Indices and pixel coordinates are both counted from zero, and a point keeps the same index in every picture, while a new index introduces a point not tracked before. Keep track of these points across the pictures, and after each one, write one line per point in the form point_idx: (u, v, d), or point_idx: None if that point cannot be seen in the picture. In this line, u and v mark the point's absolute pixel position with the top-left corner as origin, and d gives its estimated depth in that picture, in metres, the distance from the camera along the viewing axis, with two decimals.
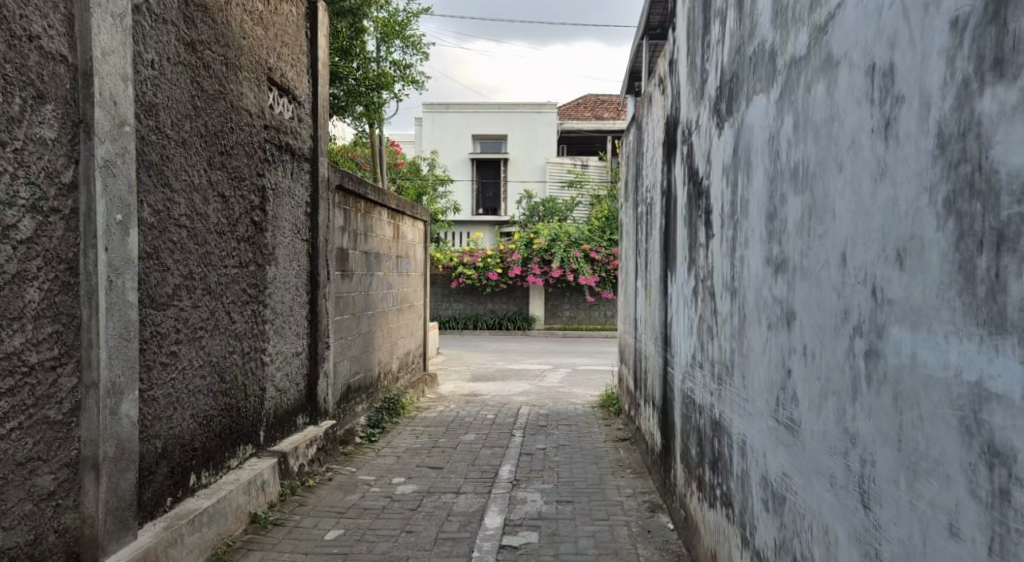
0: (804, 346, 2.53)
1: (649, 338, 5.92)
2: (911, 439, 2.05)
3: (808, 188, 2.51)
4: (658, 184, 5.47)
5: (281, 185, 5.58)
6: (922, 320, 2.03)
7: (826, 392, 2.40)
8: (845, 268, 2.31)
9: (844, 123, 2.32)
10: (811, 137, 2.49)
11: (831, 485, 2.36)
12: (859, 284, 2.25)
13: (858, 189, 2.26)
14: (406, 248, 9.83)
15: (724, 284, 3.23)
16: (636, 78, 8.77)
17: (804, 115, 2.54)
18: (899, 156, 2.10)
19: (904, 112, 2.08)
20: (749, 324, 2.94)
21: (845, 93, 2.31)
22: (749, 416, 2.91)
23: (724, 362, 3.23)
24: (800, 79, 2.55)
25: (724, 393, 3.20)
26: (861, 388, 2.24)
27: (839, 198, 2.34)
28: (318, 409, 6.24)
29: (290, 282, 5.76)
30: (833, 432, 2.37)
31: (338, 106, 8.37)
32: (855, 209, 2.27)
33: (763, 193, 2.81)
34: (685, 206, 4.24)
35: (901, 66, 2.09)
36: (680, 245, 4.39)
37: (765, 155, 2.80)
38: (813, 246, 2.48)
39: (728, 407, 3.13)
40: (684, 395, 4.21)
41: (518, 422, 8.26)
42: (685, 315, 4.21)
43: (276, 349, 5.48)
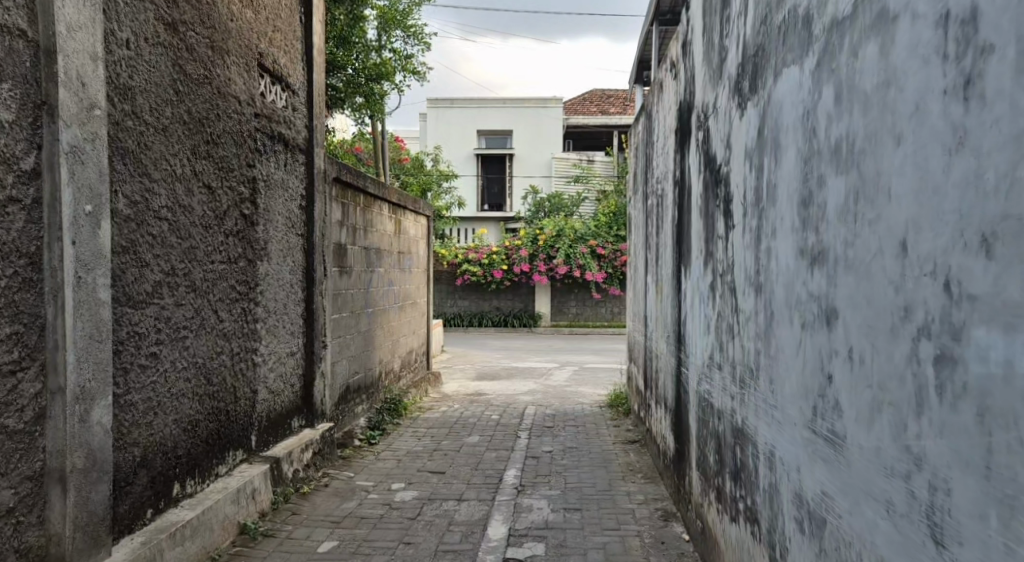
0: (848, 348, 2.26)
1: (660, 337, 5.67)
2: (1006, 468, 1.77)
3: (854, 168, 2.24)
4: (670, 174, 5.20)
5: (274, 177, 5.33)
6: (1018, 320, 1.75)
7: (879, 403, 2.14)
8: (906, 258, 2.04)
9: (904, 89, 2.04)
10: (858, 110, 2.22)
11: (888, 512, 2.10)
12: (926, 277, 1.98)
13: (923, 162, 1.98)
14: (408, 244, 9.58)
15: (746, 280, 2.96)
16: (645, 68, 8.50)
17: (848, 84, 2.27)
18: (982, 121, 1.82)
19: (991, 68, 1.80)
20: (778, 323, 2.67)
21: (905, 54, 2.04)
22: (779, 425, 2.64)
23: (748, 364, 2.96)
24: (844, 44, 2.28)
25: (748, 398, 2.94)
26: (929, 399, 1.97)
27: (896, 179, 2.07)
28: (315, 412, 5.98)
29: (283, 279, 5.51)
30: (889, 449, 2.10)
31: (337, 97, 8.13)
32: (920, 188, 2.00)
33: (797, 175, 2.54)
34: (700, 196, 3.98)
35: (987, 11, 1.82)
36: (695, 237, 4.13)
37: (797, 134, 2.53)
38: (860, 234, 2.21)
39: (753, 414, 2.87)
40: (700, 400, 3.94)
41: (524, 423, 7.99)
42: (701, 312, 3.94)
43: (269, 349, 5.23)
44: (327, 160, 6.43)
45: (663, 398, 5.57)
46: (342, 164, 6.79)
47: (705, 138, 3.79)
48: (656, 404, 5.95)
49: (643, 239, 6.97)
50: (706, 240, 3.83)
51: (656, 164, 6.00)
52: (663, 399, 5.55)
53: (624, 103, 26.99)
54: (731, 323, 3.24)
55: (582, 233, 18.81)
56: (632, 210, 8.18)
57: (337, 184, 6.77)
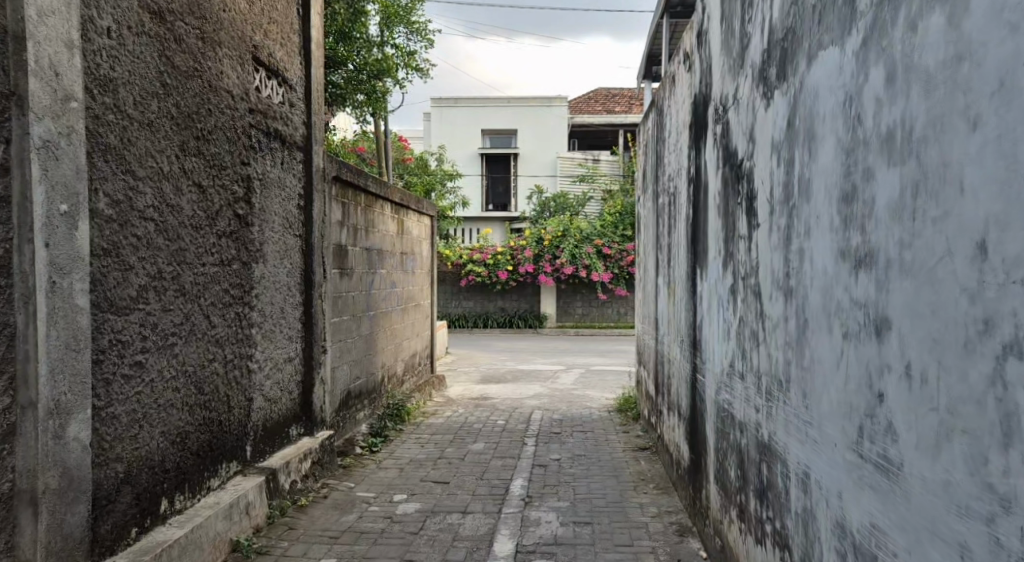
0: (905, 364, 2.05)
1: (674, 341, 5.45)
2: None
3: (913, 159, 2.02)
4: (684, 171, 4.98)
5: (270, 176, 5.12)
6: None
7: (947, 428, 1.92)
8: (984, 261, 1.82)
9: (979, 66, 1.82)
10: (918, 92, 2.00)
11: (963, 556, 1.87)
12: (1012, 284, 1.76)
13: (1008, 150, 1.76)
14: (411, 244, 9.36)
15: (776, 284, 2.74)
16: (654, 63, 8.28)
17: (903, 65, 2.05)
18: None
19: None
20: (815, 332, 2.45)
21: (981, 26, 1.82)
22: (817, 445, 2.43)
23: (775, 375, 2.75)
24: (899, 19, 2.06)
25: (777, 411, 2.72)
26: (1019, 428, 1.74)
27: (970, 170, 1.85)
28: (314, 419, 5.77)
29: (280, 282, 5.30)
30: (961, 483, 1.88)
31: (337, 95, 7.92)
32: (1003, 179, 1.77)
33: (839, 169, 2.32)
34: (719, 194, 3.77)
35: None
36: (713, 237, 3.91)
37: (841, 123, 2.32)
38: (920, 234, 2.00)
39: (785, 430, 2.65)
40: (720, 409, 3.73)
41: (531, 429, 7.77)
42: (720, 316, 3.73)
43: (265, 354, 5.02)
44: (326, 159, 6.22)
45: (677, 406, 5.33)
46: (343, 162, 6.57)
47: (726, 132, 3.58)
48: (669, 411, 5.73)
49: (653, 239, 6.75)
50: (725, 240, 3.62)
51: (668, 162, 5.80)
52: (677, 407, 5.32)
53: (629, 102, 26.77)
54: (755, 329, 3.02)
55: (588, 233, 18.59)
56: (642, 210, 7.96)
57: (337, 182, 6.55)
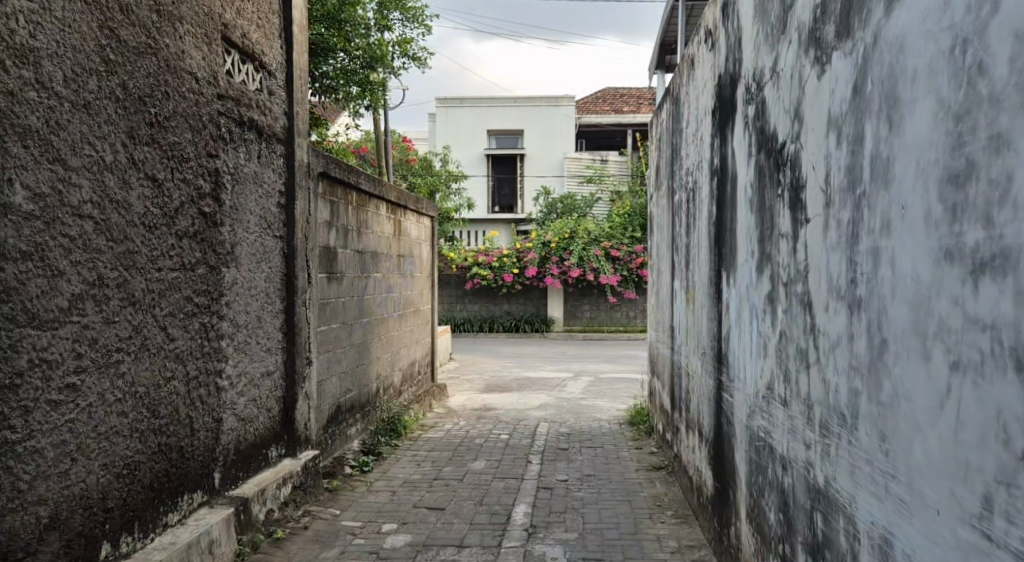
0: None
1: (694, 353, 4.93)
2: None
3: None
4: (705, 163, 4.48)
5: (245, 170, 4.61)
6: None
7: None
8: None
9: None
10: None
11: None
12: None
13: None
14: (410, 246, 8.89)
15: (840, 295, 2.29)
16: (668, 52, 7.77)
17: None
18: None
19: None
20: (907, 361, 2.01)
21: None
22: (913, 502, 1.99)
23: (839, 405, 2.29)
24: None
25: (844, 451, 2.27)
26: None
27: None
28: (297, 439, 5.25)
29: (257, 287, 4.80)
30: None
31: (329, 86, 7.50)
32: None
33: (949, 151, 1.88)
34: (752, 186, 3.27)
35: None
36: (744, 236, 3.43)
37: (952, 78, 1.87)
38: None
39: (860, 479, 2.19)
40: (753, 438, 3.23)
41: (536, 444, 7.24)
42: (754, 329, 3.22)
43: (239, 369, 4.51)
44: (313, 153, 5.73)
45: (698, 426, 4.82)
46: (333, 156, 6.09)
47: (761, 114, 3.08)
48: (689, 430, 5.20)
49: (669, 240, 6.23)
50: (762, 238, 3.10)
51: (686, 154, 5.29)
52: (699, 426, 4.80)
53: (637, 102, 26.28)
54: (803, 346, 2.53)
55: (596, 235, 18.12)
56: (656, 209, 7.45)
57: (326, 178, 6.08)
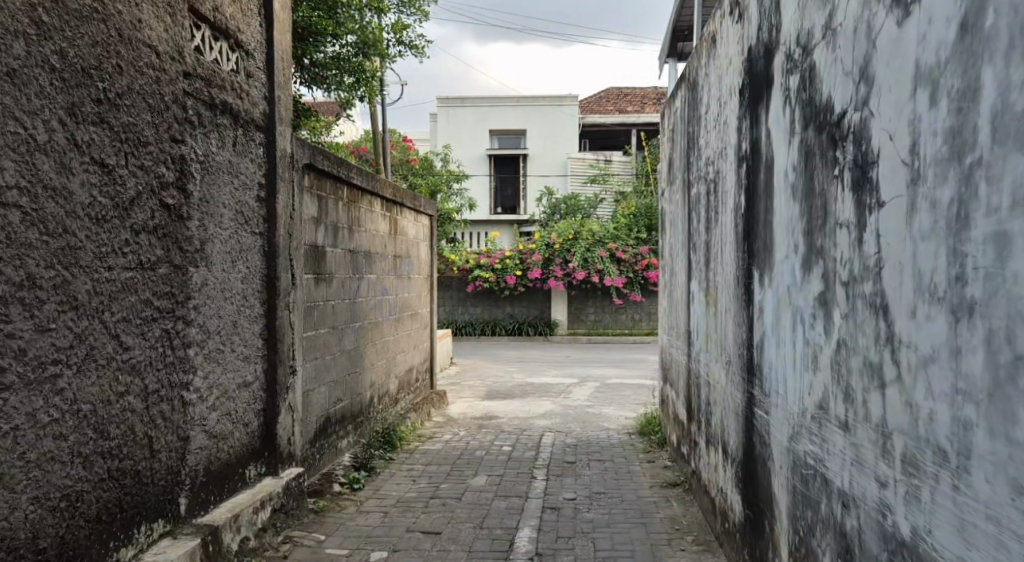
0: None
1: (716, 361, 4.50)
2: None
3: None
4: (731, 149, 4.03)
5: (216, 159, 4.13)
6: None
7: None
8: None
9: None
10: None
11: None
12: None
13: None
14: (406, 246, 8.42)
15: (941, 299, 1.96)
16: (680, 39, 7.30)
17: None
18: None
19: None
20: None
21: None
22: None
23: (945, 434, 1.94)
24: None
25: (951, 494, 1.93)
26: None
27: None
28: (279, 456, 4.79)
29: (233, 289, 4.34)
30: None
31: (319, 76, 7.14)
32: None
33: None
34: (793, 168, 2.84)
35: None
36: (782, 229, 3.01)
37: None
38: None
39: (977, 538, 1.86)
40: (793, 461, 2.83)
41: (541, 457, 6.77)
42: (795, 335, 2.82)
43: (211, 382, 4.04)
44: (299, 143, 5.27)
45: (721, 442, 4.36)
46: (321, 147, 5.63)
47: (808, 81, 2.63)
48: (710, 446, 4.73)
49: (685, 236, 5.75)
50: (807, 228, 2.68)
51: (707, 141, 4.82)
52: (722, 443, 4.35)
53: (642, 101, 25.79)
54: (875, 359, 2.18)
55: (600, 236, 17.64)
56: (668, 206, 6.99)
57: (312, 171, 5.61)
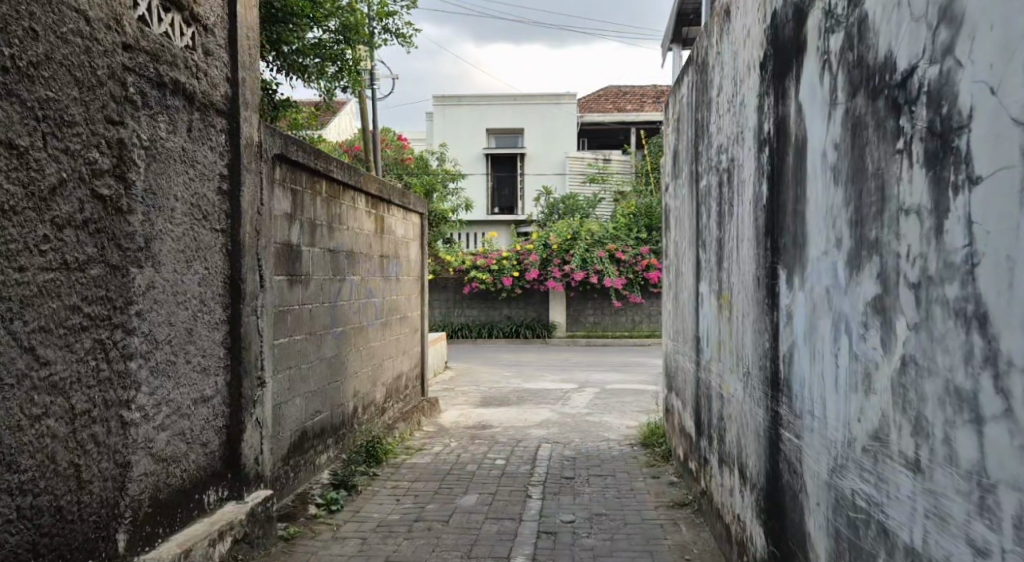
0: None
1: (731, 373, 4.04)
2: None
3: None
4: (750, 132, 3.57)
5: (166, 146, 3.63)
6: None
7: None
8: None
9: None
10: None
11: None
12: None
13: None
14: (394, 246, 7.93)
15: None
16: (684, 23, 6.83)
17: None
18: None
19: None
20: None
21: None
22: None
23: None
24: None
25: None
26: None
27: None
28: (244, 478, 4.31)
29: (189, 293, 3.85)
30: None
31: (298, 64, 6.67)
32: None
33: None
34: (832, 145, 2.41)
35: None
36: (815, 219, 2.58)
37: None
38: None
39: None
40: (829, 496, 2.42)
41: (537, 473, 6.29)
42: (832, 346, 2.41)
43: (158, 399, 3.54)
44: (269, 131, 4.77)
45: (737, 464, 3.89)
46: (295, 137, 5.14)
47: (858, 38, 2.23)
48: (724, 467, 4.25)
49: (693, 233, 5.26)
50: (854, 217, 2.26)
51: (720, 127, 4.34)
52: (738, 464, 3.88)
53: (642, 101, 25.31)
54: (972, 383, 1.80)
55: (600, 236, 17.17)
56: (673, 202, 6.51)
57: (285, 163, 5.13)
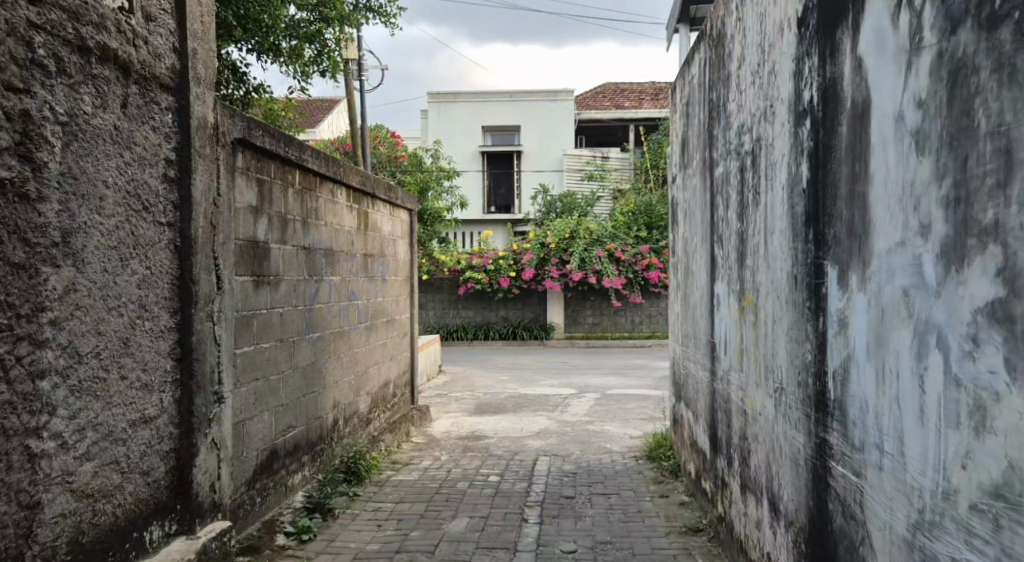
0: None
1: (758, 387, 3.49)
2: None
3: None
4: (783, 102, 3.03)
5: (92, 123, 3.07)
6: None
7: None
8: None
9: None
10: None
11: None
12: None
13: None
14: (380, 244, 7.37)
15: None
16: (693, 1, 6.26)
17: None
18: None
19: None
20: None
21: None
22: None
23: None
24: None
25: None
26: None
27: None
28: (196, 510, 3.74)
29: (125, 296, 3.28)
30: None
31: (272, 44, 6.15)
32: None
33: None
34: (913, 103, 2.02)
35: None
36: (876, 202, 2.17)
37: None
38: None
39: None
40: (907, 555, 2.05)
41: (533, 492, 5.74)
42: (907, 357, 2.05)
43: (81, 423, 2.99)
44: (228, 113, 4.21)
45: (766, 495, 3.35)
46: (259, 120, 4.57)
47: None
48: (747, 494, 3.70)
49: (707, 226, 4.71)
50: (949, 198, 1.92)
51: (741, 104, 3.79)
52: (767, 496, 3.33)
53: (639, 97, 24.75)
54: None
55: (599, 235, 16.59)
56: (682, 195, 5.96)
57: (249, 150, 4.56)
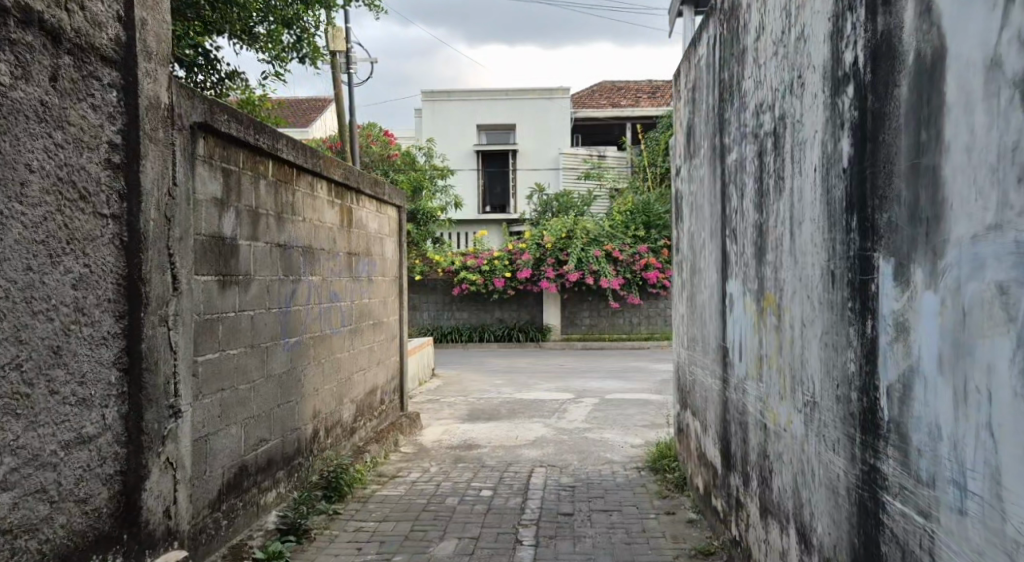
0: None
1: (782, 401, 3.06)
2: None
3: None
4: (816, 70, 2.62)
5: (11, 97, 2.71)
6: None
7: None
8: None
9: None
10: None
11: None
12: None
13: None
14: (366, 243, 6.94)
15: None
16: None
17: None
18: None
19: None
20: None
21: None
22: None
23: None
24: None
25: None
26: None
27: None
28: (145, 540, 3.30)
29: (54, 297, 2.87)
30: None
31: (245, 25, 5.73)
32: None
33: None
34: (1014, 45, 1.72)
35: None
36: (957, 178, 1.88)
37: None
38: None
39: None
40: None
41: (529, 508, 5.31)
42: (1005, 369, 1.75)
43: None
44: (186, 93, 3.78)
45: (794, 524, 2.92)
46: (221, 102, 4.12)
47: None
48: (769, 519, 3.27)
49: (717, 220, 4.30)
50: None
51: (760, 80, 3.36)
52: (795, 525, 2.90)
53: (636, 97, 24.37)
54: None
55: (596, 234, 16.18)
56: (688, 190, 5.53)
57: (212, 136, 4.13)
